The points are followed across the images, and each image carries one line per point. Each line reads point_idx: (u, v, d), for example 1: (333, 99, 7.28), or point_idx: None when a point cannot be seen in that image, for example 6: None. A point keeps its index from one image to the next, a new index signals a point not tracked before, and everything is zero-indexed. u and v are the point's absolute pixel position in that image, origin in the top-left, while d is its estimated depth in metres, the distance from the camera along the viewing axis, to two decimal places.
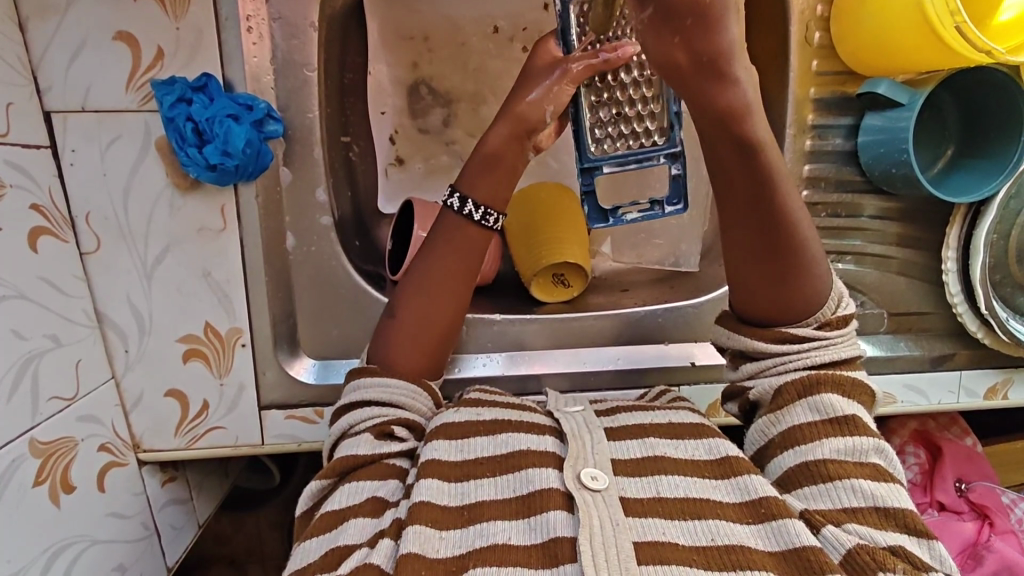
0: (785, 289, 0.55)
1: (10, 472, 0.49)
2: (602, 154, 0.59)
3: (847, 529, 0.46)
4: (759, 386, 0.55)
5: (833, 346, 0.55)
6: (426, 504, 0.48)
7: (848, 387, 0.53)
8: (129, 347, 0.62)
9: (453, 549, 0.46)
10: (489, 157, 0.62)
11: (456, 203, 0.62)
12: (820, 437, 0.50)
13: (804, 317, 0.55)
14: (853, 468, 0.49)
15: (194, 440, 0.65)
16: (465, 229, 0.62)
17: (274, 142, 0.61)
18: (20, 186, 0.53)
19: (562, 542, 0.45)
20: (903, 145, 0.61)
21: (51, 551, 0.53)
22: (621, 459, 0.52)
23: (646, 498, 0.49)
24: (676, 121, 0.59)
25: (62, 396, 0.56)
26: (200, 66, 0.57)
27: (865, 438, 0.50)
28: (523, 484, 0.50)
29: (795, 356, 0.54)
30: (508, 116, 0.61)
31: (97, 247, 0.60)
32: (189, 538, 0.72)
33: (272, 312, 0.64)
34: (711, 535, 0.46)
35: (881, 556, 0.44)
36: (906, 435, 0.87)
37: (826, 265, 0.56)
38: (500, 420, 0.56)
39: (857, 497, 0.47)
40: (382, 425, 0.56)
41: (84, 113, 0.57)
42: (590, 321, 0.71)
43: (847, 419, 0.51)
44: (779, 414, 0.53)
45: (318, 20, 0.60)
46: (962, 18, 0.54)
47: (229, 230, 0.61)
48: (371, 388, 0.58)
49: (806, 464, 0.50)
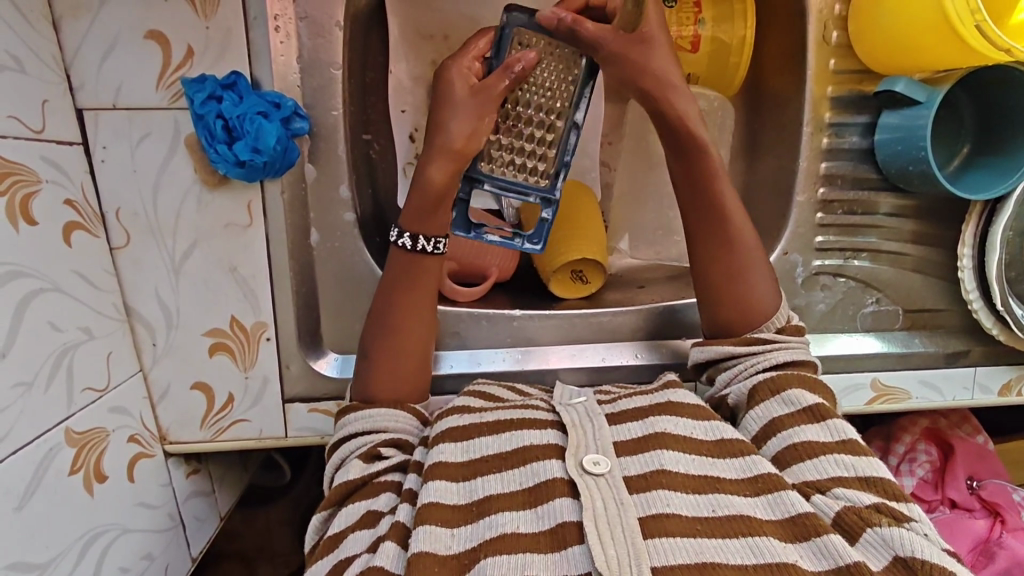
0: (736, 303, 0.62)
1: (49, 460, 0.51)
2: (488, 172, 0.60)
3: (833, 494, 0.48)
4: (735, 392, 0.58)
5: (792, 348, 0.59)
6: (435, 505, 0.49)
7: (810, 382, 0.56)
8: (156, 340, 0.64)
9: (465, 543, 0.47)
10: (433, 195, 0.58)
11: (409, 242, 0.61)
12: (793, 426, 0.52)
13: (763, 323, 0.61)
14: (834, 446, 0.50)
15: (220, 432, 0.67)
16: (420, 262, 0.61)
17: (300, 140, 0.62)
18: (54, 181, 0.54)
19: (568, 526, 0.46)
20: (920, 141, 0.62)
21: (85, 538, 0.54)
22: (622, 441, 0.53)
23: (648, 473, 0.50)
24: (562, 171, 0.61)
25: (95, 387, 0.57)
26: (229, 64, 0.58)
27: (835, 420, 0.52)
28: (529, 477, 0.51)
29: (762, 357, 0.58)
30: (440, 151, 0.56)
31: (126, 242, 0.61)
32: (211, 530, 0.74)
33: (296, 306, 0.65)
34: (712, 507, 0.47)
35: (867, 513, 0.46)
36: (917, 433, 0.87)
37: (762, 278, 0.62)
38: (503, 419, 0.57)
39: (840, 467, 0.49)
40: (369, 449, 0.57)
41: (115, 111, 0.58)
42: (607, 317, 0.72)
43: (815, 408, 0.53)
44: (756, 412, 0.55)
45: (343, 20, 0.61)
46: (982, 17, 0.54)
47: (256, 226, 0.62)
48: (355, 421, 0.59)
49: (792, 445, 0.51)
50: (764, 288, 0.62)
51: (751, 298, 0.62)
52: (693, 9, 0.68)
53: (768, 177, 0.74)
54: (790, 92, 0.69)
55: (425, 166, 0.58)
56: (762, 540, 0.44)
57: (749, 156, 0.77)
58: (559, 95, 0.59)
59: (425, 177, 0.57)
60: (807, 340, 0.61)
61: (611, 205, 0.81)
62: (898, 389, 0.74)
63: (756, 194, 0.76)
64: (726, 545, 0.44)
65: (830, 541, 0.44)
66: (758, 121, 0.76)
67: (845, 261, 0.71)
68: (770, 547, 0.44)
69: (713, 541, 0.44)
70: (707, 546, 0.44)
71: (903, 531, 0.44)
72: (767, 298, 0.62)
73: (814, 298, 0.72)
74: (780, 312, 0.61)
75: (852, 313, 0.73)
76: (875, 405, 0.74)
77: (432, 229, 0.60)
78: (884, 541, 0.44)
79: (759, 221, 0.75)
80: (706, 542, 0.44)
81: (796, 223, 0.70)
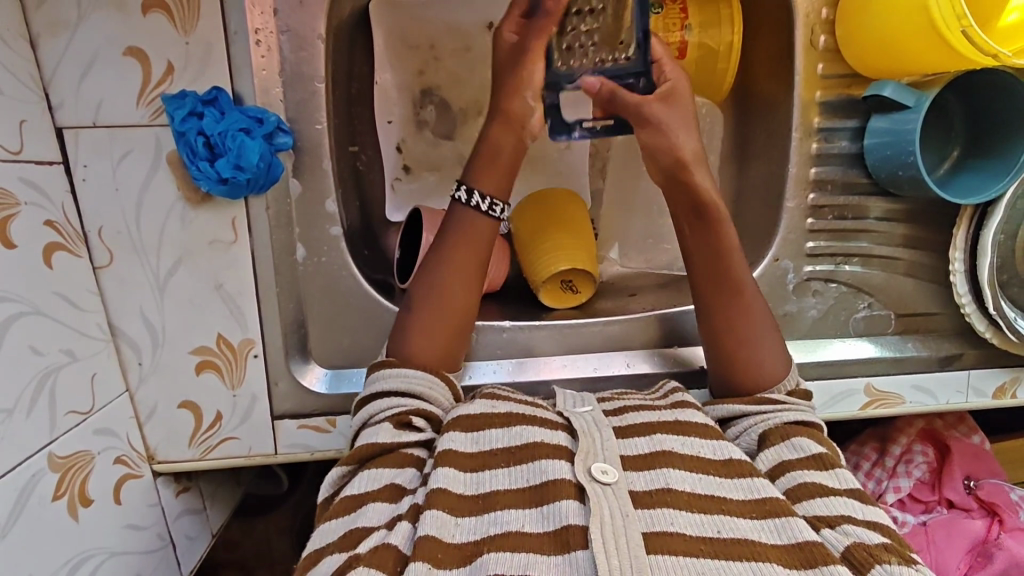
0: (753, 367, 0.62)
1: (31, 486, 0.50)
2: (566, 68, 0.59)
3: (842, 530, 0.47)
4: (743, 441, 0.58)
5: (797, 409, 0.58)
6: (443, 492, 0.49)
7: (816, 437, 0.56)
8: (142, 359, 0.63)
9: (470, 535, 0.47)
10: (489, 152, 0.62)
11: (473, 200, 0.62)
12: (801, 468, 0.52)
13: (771, 386, 0.61)
14: (842, 491, 0.51)
15: (208, 450, 0.66)
16: (473, 222, 0.62)
17: (284, 155, 0.62)
18: (33, 202, 0.53)
19: (574, 529, 0.46)
20: (910, 146, 0.62)
21: (70, 564, 0.53)
22: (629, 454, 0.53)
23: (655, 490, 0.49)
24: (643, 42, 0.58)
25: (78, 410, 0.56)
26: (210, 79, 0.58)
27: (842, 470, 0.52)
28: (536, 475, 0.50)
29: (771, 415, 0.58)
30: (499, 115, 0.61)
31: (110, 260, 0.60)
32: (202, 549, 0.73)
33: (283, 321, 0.65)
34: (718, 528, 0.47)
35: (876, 550, 0.45)
36: (913, 434, 0.87)
37: (771, 346, 0.62)
38: (515, 413, 0.56)
39: (847, 507, 0.49)
40: (400, 415, 0.56)
41: (95, 129, 0.57)
42: (598, 327, 0.71)
43: (823, 456, 0.53)
44: (763, 457, 0.55)
45: (325, 32, 0.60)
46: (968, 23, 0.54)
47: (240, 242, 0.61)
48: (389, 378, 0.57)
49: (800, 484, 0.51)
50: (776, 352, 0.62)
51: (763, 364, 0.62)
52: (680, 16, 0.67)
53: (758, 181, 0.74)
54: (779, 96, 0.69)
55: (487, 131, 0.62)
56: (766, 565, 0.44)
57: (739, 161, 0.77)
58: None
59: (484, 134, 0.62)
60: (815, 407, 0.60)
61: (602, 212, 0.81)
62: (892, 393, 0.74)
63: (746, 199, 0.76)
64: (730, 566, 0.44)
65: (837, 572, 0.43)
66: (747, 125, 0.76)
67: (837, 267, 0.70)
68: (774, 573, 0.43)
69: (716, 562, 0.44)
70: (710, 567, 0.44)
71: (912, 571, 0.43)
72: (778, 362, 0.62)
73: (806, 304, 0.71)
74: (790, 376, 0.62)
75: (844, 318, 0.72)
76: (870, 410, 0.74)
77: (492, 189, 0.62)
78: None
79: (749, 226, 0.75)
80: (709, 562, 0.44)
81: (787, 230, 0.69)
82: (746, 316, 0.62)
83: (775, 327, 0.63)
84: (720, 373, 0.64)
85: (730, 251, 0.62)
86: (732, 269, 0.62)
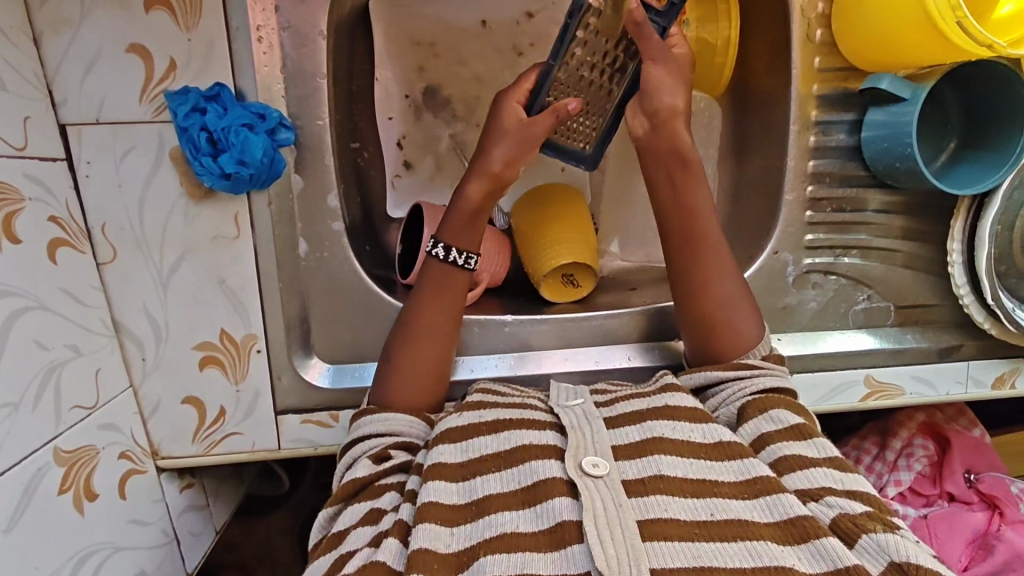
0: (731, 334, 0.62)
1: (37, 480, 0.50)
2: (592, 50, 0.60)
3: (827, 502, 0.48)
4: (725, 412, 0.58)
5: (773, 375, 0.59)
6: (434, 504, 0.49)
7: (793, 406, 0.56)
8: (146, 355, 0.63)
9: (464, 542, 0.47)
10: (472, 214, 0.64)
11: (442, 252, 0.63)
12: (781, 440, 0.53)
13: (746, 349, 0.62)
14: (822, 462, 0.51)
15: (211, 446, 0.66)
16: (451, 276, 0.63)
17: (286, 151, 0.62)
18: (38, 198, 0.53)
19: (567, 525, 0.46)
20: (906, 139, 0.62)
21: (76, 558, 0.53)
22: (621, 444, 0.53)
23: (646, 477, 0.50)
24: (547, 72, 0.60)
25: (83, 405, 0.56)
26: (213, 75, 0.58)
27: (820, 438, 0.53)
28: (527, 476, 0.50)
29: (748, 381, 0.58)
30: (483, 174, 0.63)
31: (113, 256, 0.60)
32: (206, 545, 0.73)
33: (286, 318, 0.65)
34: (710, 510, 0.47)
35: (861, 519, 0.46)
36: (914, 428, 0.87)
37: (744, 316, 0.62)
38: (501, 418, 0.57)
39: (829, 479, 0.50)
40: (379, 451, 0.57)
41: (98, 125, 0.58)
42: (600, 320, 0.71)
43: (801, 427, 0.53)
44: (744, 428, 0.55)
45: (326, 28, 0.61)
46: (963, 13, 0.55)
47: (243, 237, 0.62)
48: (371, 422, 0.59)
49: (780, 458, 0.52)
50: (747, 316, 0.63)
51: (737, 328, 0.62)
52: (678, 10, 0.67)
53: (756, 174, 0.74)
54: (776, 91, 0.69)
55: (464, 188, 0.64)
56: (759, 544, 0.44)
57: (738, 156, 0.78)
58: (577, 131, 0.66)
59: (464, 196, 0.63)
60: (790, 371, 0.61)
61: (602, 208, 0.82)
62: (891, 384, 0.74)
63: (746, 193, 0.76)
64: (724, 549, 0.44)
65: (828, 543, 0.44)
66: (745, 120, 0.76)
67: (835, 258, 0.71)
68: (768, 552, 0.44)
69: (711, 545, 0.44)
70: (705, 550, 0.44)
71: (897, 537, 0.44)
72: (752, 325, 0.62)
73: (805, 296, 0.72)
74: (763, 339, 0.62)
75: (843, 310, 0.73)
76: (869, 402, 0.74)
77: (463, 244, 0.64)
78: (880, 546, 0.43)
79: (748, 220, 0.75)
80: (704, 545, 0.44)
81: (786, 222, 0.70)
82: (709, 292, 0.63)
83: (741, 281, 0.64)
84: (695, 344, 0.64)
85: (702, 214, 0.64)
86: (701, 227, 0.64)
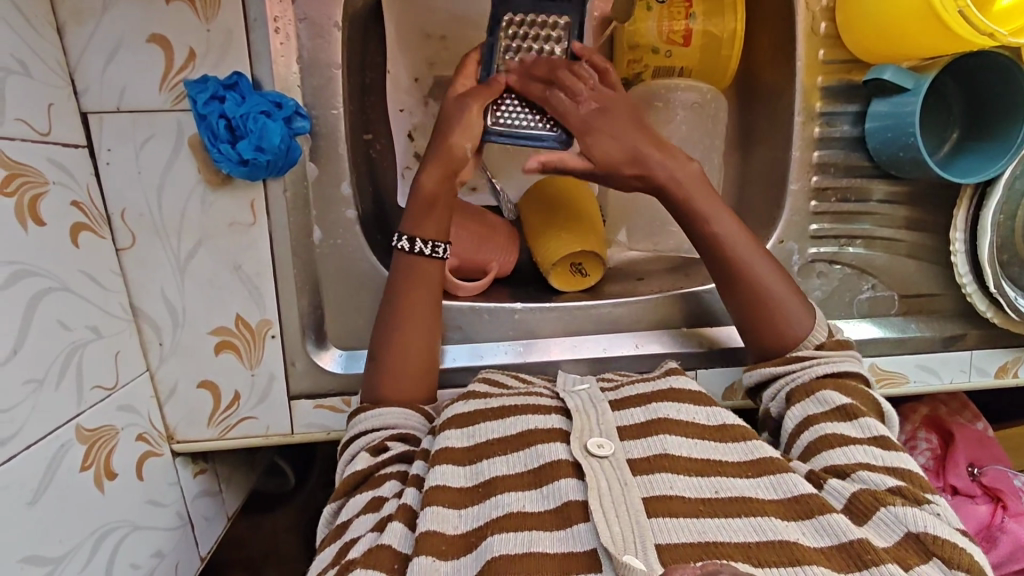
0: (783, 329, 0.61)
1: (60, 456, 0.51)
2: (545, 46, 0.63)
3: (854, 477, 0.49)
4: (775, 400, 0.59)
5: (827, 360, 0.58)
6: (440, 487, 0.50)
7: (847, 389, 0.56)
8: (162, 340, 0.64)
9: (472, 522, 0.48)
10: (427, 200, 0.63)
11: (407, 244, 0.63)
12: (826, 421, 0.54)
13: (798, 342, 0.60)
14: (866, 441, 0.52)
15: (226, 430, 0.67)
16: (418, 264, 0.63)
17: (301, 139, 0.63)
18: (61, 183, 0.55)
19: (573, 505, 0.47)
20: (909, 128, 0.63)
21: (97, 534, 0.54)
22: (627, 425, 0.54)
23: (651, 456, 0.51)
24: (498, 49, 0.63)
25: (103, 385, 0.58)
26: (231, 64, 0.59)
27: (867, 419, 0.53)
28: (534, 459, 0.51)
29: (800, 372, 0.58)
30: (437, 158, 0.63)
31: (132, 242, 0.62)
32: (218, 529, 0.74)
33: (300, 304, 0.66)
34: (715, 489, 0.48)
35: (882, 494, 0.47)
36: (917, 421, 0.89)
37: (795, 309, 0.61)
38: (508, 404, 0.58)
39: (867, 456, 0.51)
40: (377, 443, 0.58)
41: (119, 113, 0.59)
42: (607, 308, 0.72)
43: (846, 406, 0.54)
44: (790, 411, 0.57)
45: (341, 20, 0.62)
46: (964, 3, 0.56)
47: (259, 224, 0.63)
48: (364, 420, 0.60)
49: (821, 437, 0.53)
50: (797, 306, 0.61)
51: (789, 322, 0.61)
52: (684, 5, 0.69)
53: (762, 166, 0.76)
54: (781, 84, 0.71)
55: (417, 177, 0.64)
56: (763, 519, 0.45)
57: (743, 148, 0.79)
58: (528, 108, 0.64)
59: (419, 184, 0.64)
60: (851, 354, 0.60)
61: (609, 200, 0.83)
62: (896, 373, 0.75)
63: (751, 185, 0.77)
64: (728, 524, 0.45)
65: (834, 519, 0.45)
66: (750, 112, 0.77)
67: (840, 248, 0.72)
68: (771, 526, 0.45)
69: (715, 521, 0.45)
70: (709, 526, 0.45)
71: (916, 510, 0.45)
72: (803, 319, 0.61)
73: (811, 285, 0.73)
74: (817, 329, 0.61)
75: (848, 299, 0.74)
76: (874, 390, 0.75)
77: (429, 233, 0.64)
78: (896, 516, 0.45)
79: (753, 211, 0.76)
80: (709, 522, 0.45)
81: (791, 211, 0.71)
82: (761, 287, 0.61)
83: (789, 277, 0.63)
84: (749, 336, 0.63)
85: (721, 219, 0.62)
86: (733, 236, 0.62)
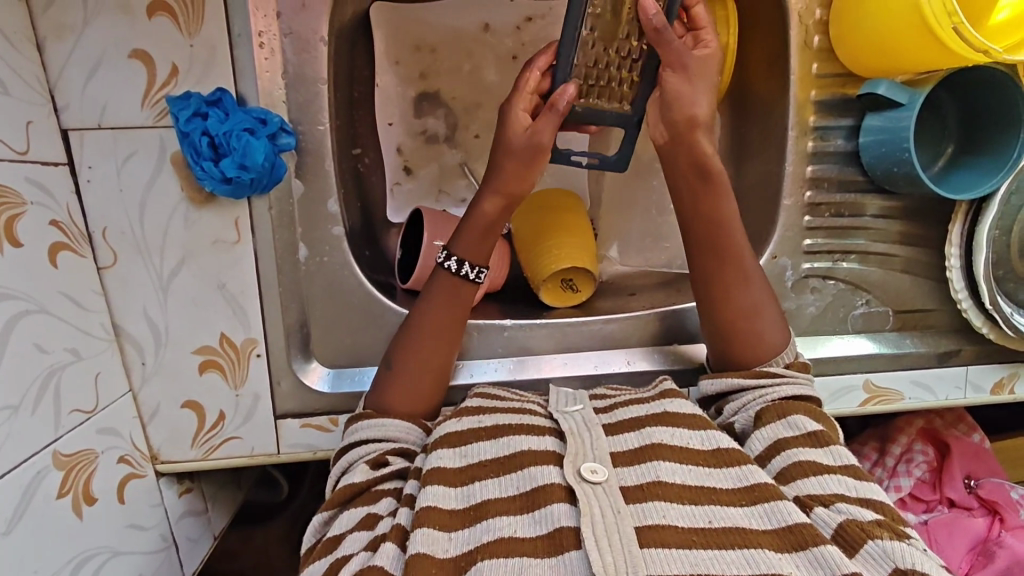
0: (754, 344, 0.62)
1: (36, 484, 0.50)
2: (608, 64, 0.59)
3: (835, 508, 0.48)
4: (742, 418, 0.58)
5: (794, 381, 0.59)
6: (433, 508, 0.49)
7: (814, 414, 0.56)
8: (146, 359, 0.63)
9: (462, 547, 0.47)
10: (484, 228, 0.63)
11: (454, 265, 0.62)
12: (797, 447, 0.52)
13: (769, 358, 0.61)
14: (838, 469, 0.51)
15: (211, 450, 0.66)
16: (455, 287, 0.63)
17: (287, 155, 0.62)
18: (40, 202, 0.54)
19: (565, 532, 0.46)
20: (903, 143, 0.63)
21: (76, 560, 0.53)
22: (621, 451, 0.53)
23: (645, 484, 0.50)
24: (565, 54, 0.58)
25: (82, 408, 0.56)
26: (214, 80, 0.58)
27: (838, 447, 0.52)
28: (525, 482, 0.50)
29: (769, 390, 0.58)
30: (496, 193, 0.62)
31: (114, 261, 0.61)
32: (205, 550, 0.73)
33: (286, 323, 0.65)
34: (708, 518, 0.47)
35: (870, 526, 0.46)
36: (913, 433, 0.86)
37: (769, 323, 0.62)
38: (500, 423, 0.57)
39: (840, 485, 0.49)
40: (376, 456, 0.57)
41: (100, 130, 0.58)
42: (599, 325, 0.71)
43: (819, 434, 0.53)
44: (759, 434, 0.55)
45: (327, 35, 0.61)
46: (959, 19, 0.55)
47: (243, 242, 0.62)
48: (370, 427, 0.58)
49: (795, 462, 0.52)
50: (773, 322, 0.63)
51: (762, 336, 0.62)
52: None
53: (755, 180, 0.75)
54: (775, 97, 0.70)
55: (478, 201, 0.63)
56: (757, 552, 0.44)
57: (737, 161, 0.78)
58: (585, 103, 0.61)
59: (478, 209, 0.63)
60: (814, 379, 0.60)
61: (601, 212, 0.82)
62: (891, 389, 0.74)
63: (744, 199, 0.77)
64: (721, 556, 0.44)
65: (826, 551, 0.44)
66: (744, 125, 0.77)
67: (834, 263, 0.71)
68: (766, 559, 0.44)
69: (708, 553, 0.44)
70: (702, 558, 0.44)
71: (903, 545, 0.44)
72: (777, 333, 0.62)
73: (804, 301, 0.72)
74: (788, 347, 0.62)
75: (842, 315, 0.73)
76: (869, 406, 0.74)
77: (478, 257, 0.63)
78: (885, 552, 0.44)
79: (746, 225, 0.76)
80: (702, 554, 0.44)
81: (784, 227, 0.70)
82: (740, 298, 0.63)
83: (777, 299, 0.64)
84: (718, 353, 0.64)
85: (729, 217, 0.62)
86: (728, 235, 0.62)
